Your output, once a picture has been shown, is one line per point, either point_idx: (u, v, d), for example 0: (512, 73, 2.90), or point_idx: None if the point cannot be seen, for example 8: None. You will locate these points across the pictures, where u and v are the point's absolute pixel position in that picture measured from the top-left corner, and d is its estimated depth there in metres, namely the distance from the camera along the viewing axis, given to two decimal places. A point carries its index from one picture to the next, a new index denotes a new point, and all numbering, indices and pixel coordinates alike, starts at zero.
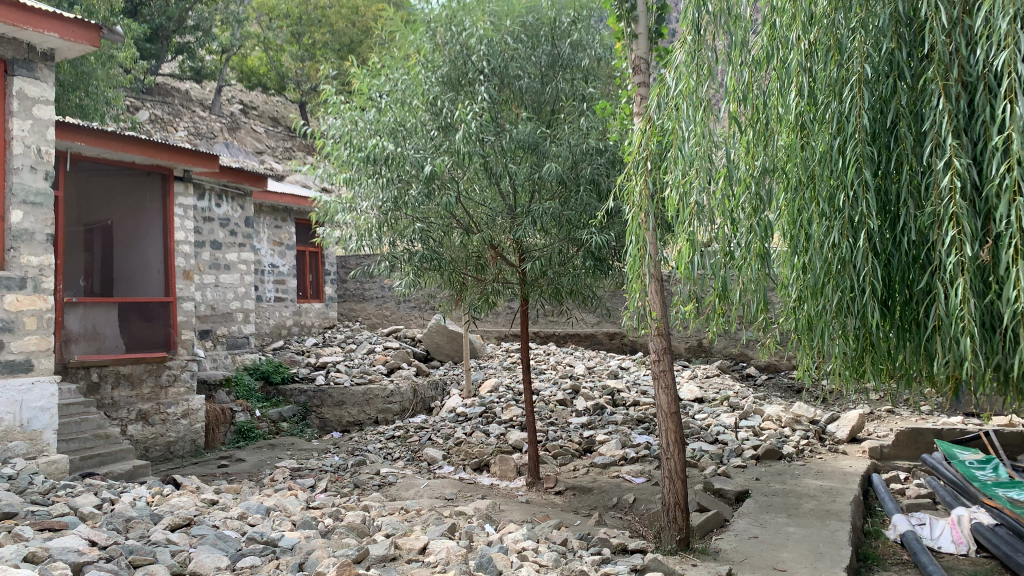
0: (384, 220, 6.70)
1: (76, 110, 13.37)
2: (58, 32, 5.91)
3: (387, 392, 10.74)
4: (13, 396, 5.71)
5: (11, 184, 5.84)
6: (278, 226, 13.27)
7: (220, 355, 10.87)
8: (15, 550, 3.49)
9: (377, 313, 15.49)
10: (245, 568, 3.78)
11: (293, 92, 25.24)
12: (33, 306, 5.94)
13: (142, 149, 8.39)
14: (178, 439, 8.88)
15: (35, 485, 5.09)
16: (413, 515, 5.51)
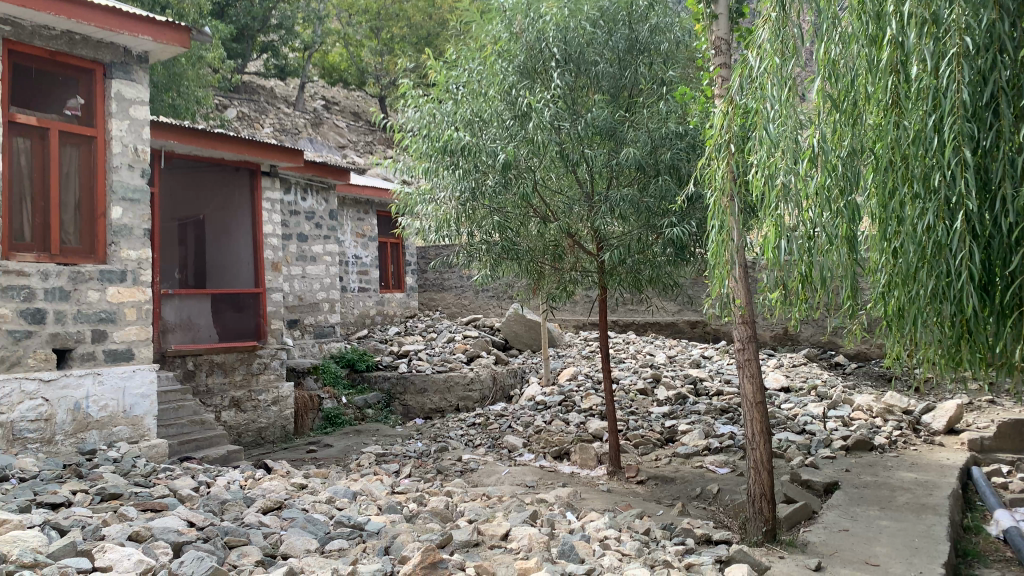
0: (462, 212, 6.73)
1: (169, 110, 13.96)
2: (152, 35, 6.14)
3: (467, 379, 10.86)
4: (117, 383, 6.02)
5: (111, 181, 6.12)
6: (360, 218, 13.52)
7: (308, 344, 11.19)
8: (121, 529, 3.68)
9: (456, 302, 15.69)
10: (334, 550, 3.89)
11: (374, 86, 25.81)
12: (133, 298, 6.24)
13: (231, 145, 8.65)
14: (269, 425, 9.18)
15: (138, 468, 5.37)
16: (494, 501, 5.57)
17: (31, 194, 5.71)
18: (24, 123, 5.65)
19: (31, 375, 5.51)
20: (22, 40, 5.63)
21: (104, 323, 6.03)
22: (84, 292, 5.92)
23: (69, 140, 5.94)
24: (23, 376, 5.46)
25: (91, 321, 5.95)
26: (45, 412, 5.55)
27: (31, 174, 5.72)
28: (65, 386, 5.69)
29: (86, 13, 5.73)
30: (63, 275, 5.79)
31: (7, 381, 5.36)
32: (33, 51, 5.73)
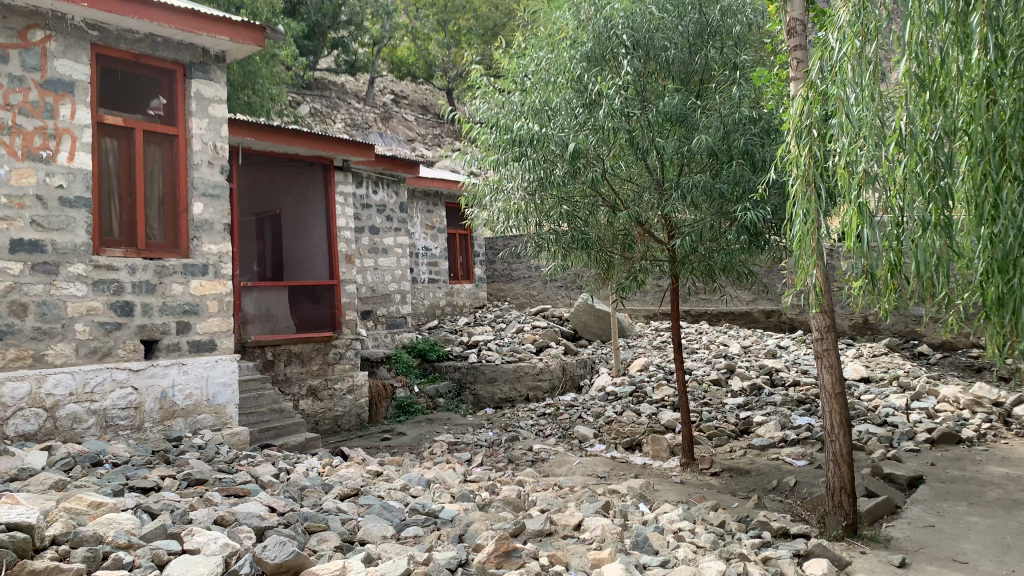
0: (531, 202, 6.79)
1: (245, 108, 14.35)
2: (229, 35, 6.31)
3: (537, 369, 10.86)
4: (201, 372, 6.25)
5: (191, 178, 6.33)
6: (430, 211, 13.65)
7: (381, 334, 11.38)
8: (207, 513, 3.82)
9: (525, 293, 15.72)
10: (409, 537, 3.96)
11: (442, 79, 26.02)
12: (215, 291, 6.44)
13: (304, 141, 8.84)
14: (345, 413, 9.40)
15: (221, 455, 5.58)
16: (567, 492, 5.58)
17: (119, 191, 5.96)
18: (112, 124, 5.90)
19: (121, 365, 5.77)
20: (109, 44, 5.87)
21: (188, 314, 6.25)
22: (169, 286, 6.14)
23: (152, 139, 6.18)
24: (114, 366, 5.72)
25: (175, 313, 6.17)
26: (134, 400, 5.81)
27: (119, 173, 5.97)
28: (152, 375, 5.94)
29: (166, 16, 5.93)
30: (148, 269, 6.01)
31: (99, 370, 5.62)
32: (119, 54, 5.96)
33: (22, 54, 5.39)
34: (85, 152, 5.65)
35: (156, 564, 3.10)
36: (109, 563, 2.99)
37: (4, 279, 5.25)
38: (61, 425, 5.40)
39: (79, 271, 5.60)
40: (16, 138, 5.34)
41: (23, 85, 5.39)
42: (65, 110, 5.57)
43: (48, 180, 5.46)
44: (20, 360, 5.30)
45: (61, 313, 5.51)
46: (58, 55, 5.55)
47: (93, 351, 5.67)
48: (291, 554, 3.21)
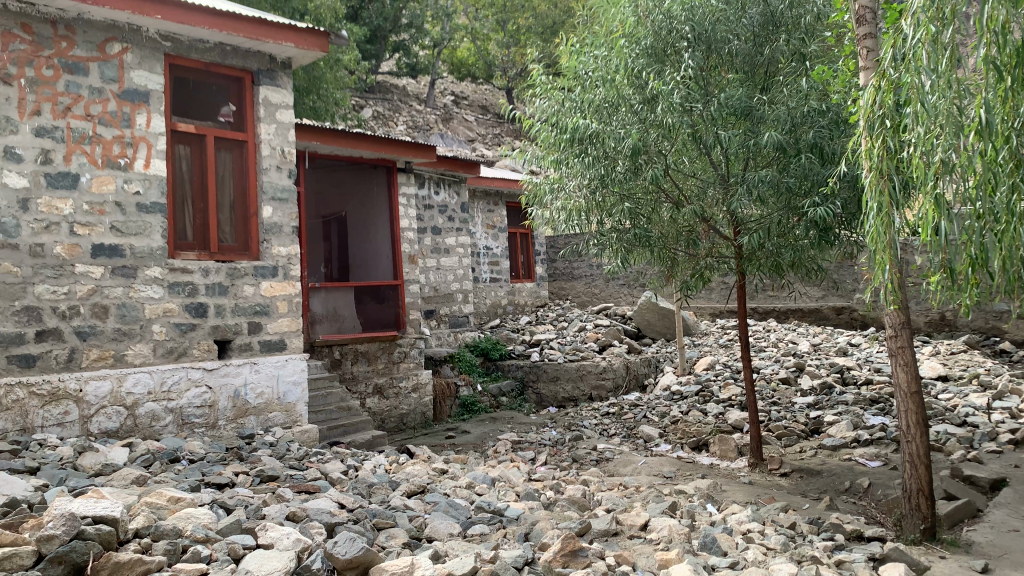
0: (592, 200, 6.76)
1: (310, 112, 14.65)
2: (294, 42, 6.44)
3: (600, 368, 10.82)
4: (272, 371, 6.42)
5: (261, 183, 6.49)
6: (491, 210, 13.70)
7: (444, 333, 11.49)
8: (279, 509, 3.91)
9: (586, 291, 15.67)
10: (475, 535, 3.99)
11: (502, 79, 26.14)
12: (284, 292, 6.60)
13: (367, 144, 8.94)
14: (410, 411, 9.52)
15: (292, 452, 5.71)
16: (632, 492, 5.53)
17: (192, 196, 6.18)
18: (184, 131, 6.12)
19: (196, 364, 5.96)
20: (181, 54, 6.06)
21: (259, 315, 6.42)
22: (240, 287, 6.31)
23: (223, 145, 6.38)
24: (189, 366, 5.91)
25: (247, 314, 6.35)
26: (209, 399, 6.01)
27: (191, 179, 6.20)
28: (226, 374, 6.12)
29: (235, 24, 6.08)
30: (221, 271, 6.19)
31: (176, 370, 5.82)
32: (191, 63, 6.16)
33: (101, 67, 5.61)
34: (160, 159, 5.86)
35: (232, 558, 3.19)
36: (189, 557, 3.09)
37: (86, 282, 5.47)
38: (141, 422, 5.62)
39: (155, 274, 5.81)
40: (96, 147, 5.56)
41: (102, 96, 5.60)
42: (141, 119, 5.78)
43: (126, 186, 5.67)
44: (102, 360, 5.51)
45: (140, 315, 5.72)
46: (133, 66, 5.76)
47: (169, 351, 5.87)
48: (361, 550, 3.25)
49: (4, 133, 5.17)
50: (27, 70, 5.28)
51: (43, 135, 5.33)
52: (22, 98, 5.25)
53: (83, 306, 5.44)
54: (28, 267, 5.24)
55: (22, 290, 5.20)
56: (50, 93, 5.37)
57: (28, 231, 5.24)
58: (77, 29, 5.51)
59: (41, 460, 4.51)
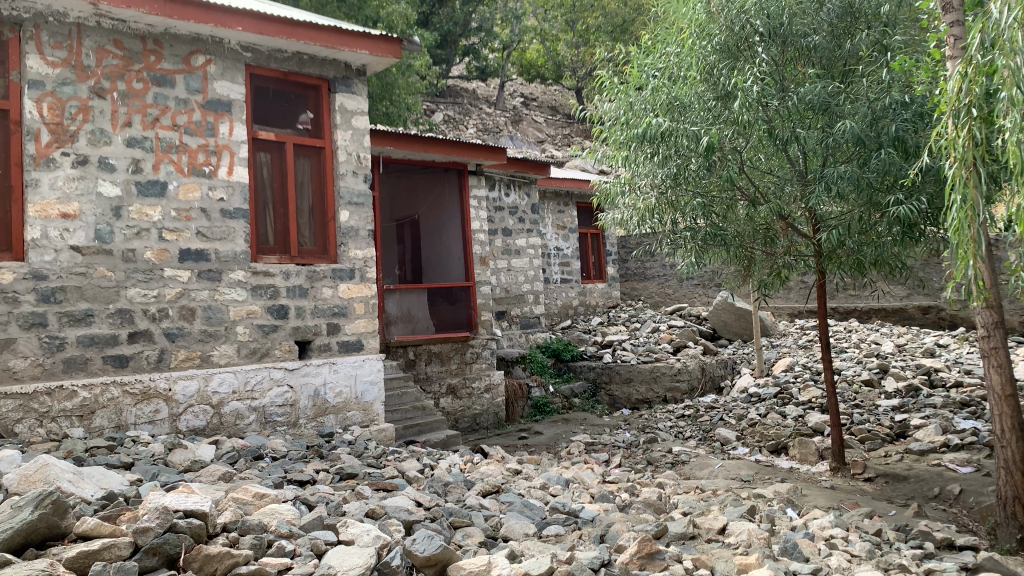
0: (664, 199, 6.73)
1: (383, 118, 14.93)
2: (368, 49, 6.57)
3: (675, 370, 10.63)
4: (350, 371, 6.58)
5: (338, 188, 6.64)
6: (561, 211, 13.70)
7: (516, 334, 11.55)
8: (359, 506, 4.00)
9: (659, 292, 15.50)
10: (551, 536, 4.00)
11: (571, 80, 26.12)
12: (362, 293, 6.74)
13: (439, 147, 9.07)
14: (483, 412, 9.62)
15: (370, 450, 5.84)
16: (709, 495, 5.46)
17: (272, 202, 6.40)
18: (265, 139, 6.33)
19: (278, 364, 6.15)
20: (261, 64, 6.26)
21: (337, 317, 6.57)
22: (319, 289, 6.47)
23: (301, 151, 6.57)
24: (271, 366, 6.11)
25: (326, 315, 6.51)
26: (290, 398, 6.20)
27: (272, 185, 6.41)
28: (306, 374, 6.30)
29: (312, 34, 6.24)
30: (301, 274, 6.36)
31: (259, 370, 6.02)
32: (271, 73, 6.35)
33: (186, 78, 5.83)
34: (241, 166, 6.07)
35: (315, 553, 3.28)
36: (274, 551, 3.19)
37: (175, 285, 5.69)
38: (226, 420, 5.84)
39: (239, 277, 6.01)
40: (182, 156, 5.79)
41: (188, 107, 5.83)
42: (224, 128, 6.00)
43: (210, 193, 5.90)
44: (190, 360, 5.73)
45: (224, 317, 5.92)
46: (217, 77, 5.98)
47: (253, 351, 6.07)
48: (439, 548, 3.31)
49: (98, 144, 5.42)
50: (118, 84, 5.52)
51: (134, 146, 5.57)
52: (115, 111, 5.50)
53: (171, 308, 5.67)
54: (122, 271, 5.47)
55: (115, 294, 5.43)
56: (139, 105, 5.60)
57: (121, 237, 5.48)
58: (164, 43, 5.75)
59: (135, 455, 4.72)
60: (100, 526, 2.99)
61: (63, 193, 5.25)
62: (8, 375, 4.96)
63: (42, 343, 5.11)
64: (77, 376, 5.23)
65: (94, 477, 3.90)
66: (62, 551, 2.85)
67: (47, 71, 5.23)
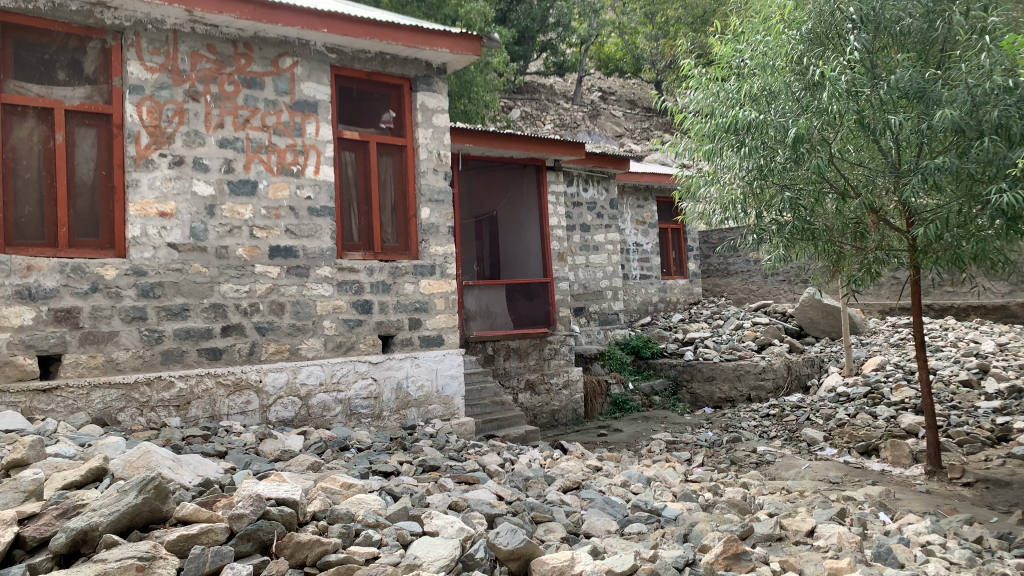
0: (749, 190, 6.57)
1: (462, 116, 15.06)
2: (449, 47, 6.63)
3: (758, 369, 10.42)
4: (431, 365, 6.68)
5: (419, 185, 6.75)
6: (641, 205, 13.52)
7: (594, 331, 11.51)
8: (442, 498, 4.05)
9: (743, 288, 15.15)
10: (633, 533, 3.97)
11: (650, 73, 25.75)
12: (442, 289, 6.82)
13: (519, 143, 9.09)
14: (561, 408, 9.63)
15: (451, 443, 5.92)
16: (796, 497, 5.32)
17: (357, 199, 6.55)
18: (350, 138, 6.49)
19: (363, 358, 6.30)
20: (345, 65, 6.40)
21: (419, 312, 6.68)
22: (401, 285, 6.58)
23: (385, 150, 6.69)
24: (356, 359, 6.26)
25: (408, 310, 6.62)
26: (374, 390, 6.35)
27: (356, 183, 6.55)
28: (389, 367, 6.43)
29: (396, 34, 6.35)
30: (384, 270, 6.48)
31: (345, 363, 6.18)
32: (354, 73, 6.49)
33: (275, 80, 6.02)
34: (327, 165, 6.24)
35: (401, 543, 3.35)
36: (361, 540, 3.26)
37: (265, 281, 5.89)
38: (313, 412, 6.01)
39: (326, 273, 6.18)
40: (272, 156, 5.98)
41: (277, 108, 6.02)
42: (310, 129, 6.17)
43: (298, 192, 6.08)
44: (279, 353, 5.93)
45: (311, 311, 6.09)
46: (303, 78, 6.15)
47: (338, 345, 6.23)
48: (522, 542, 3.34)
49: (193, 145, 5.64)
50: (211, 87, 5.74)
51: (226, 146, 5.78)
52: (208, 113, 5.72)
53: (262, 303, 5.87)
54: (215, 267, 5.69)
55: (210, 289, 5.66)
56: (231, 107, 5.81)
57: (214, 235, 5.69)
58: (254, 46, 5.94)
59: (228, 445, 4.91)
60: (199, 511, 3.12)
61: (161, 192, 5.49)
62: (111, 366, 5.22)
63: (142, 336, 5.36)
64: (174, 368, 5.46)
65: (192, 464, 4.07)
66: (163, 534, 2.99)
67: (146, 76, 5.47)
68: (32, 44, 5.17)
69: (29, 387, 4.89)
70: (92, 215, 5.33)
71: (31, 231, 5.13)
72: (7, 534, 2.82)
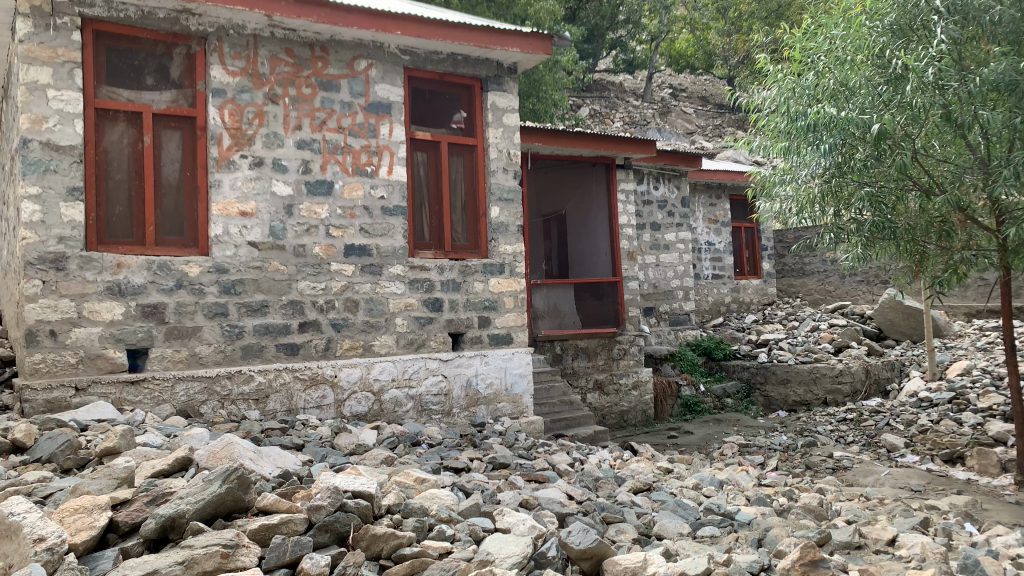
0: (827, 189, 6.41)
1: (531, 115, 15.10)
2: (520, 46, 6.64)
3: (835, 371, 10.05)
4: (500, 363, 6.72)
5: (489, 184, 6.80)
6: (713, 204, 13.30)
7: (664, 331, 11.36)
8: (513, 496, 4.08)
9: (819, 289, 14.75)
10: (706, 537, 3.92)
11: (722, 69, 25.25)
12: (511, 288, 6.85)
13: (588, 142, 9.06)
14: (630, 409, 9.57)
15: (520, 441, 5.95)
16: (876, 504, 5.15)
17: (428, 199, 6.64)
18: (422, 139, 6.59)
19: (433, 355, 6.38)
20: (418, 66, 6.49)
21: (489, 310, 6.72)
22: (471, 284, 6.64)
23: (456, 150, 6.77)
24: (427, 356, 6.35)
25: (478, 308, 6.67)
26: (444, 387, 6.43)
27: (428, 184, 6.65)
28: (459, 365, 6.50)
29: (468, 35, 6.40)
30: (454, 268, 6.55)
31: (416, 359, 6.28)
32: (427, 74, 6.57)
33: (350, 82, 6.15)
34: (400, 165, 6.34)
35: (473, 539, 3.40)
36: (435, 534, 3.32)
37: (340, 278, 6.03)
38: (386, 407, 6.13)
39: (398, 271, 6.28)
40: (348, 156, 6.11)
41: (352, 110, 6.14)
42: (384, 129, 6.28)
43: (372, 191, 6.19)
44: (353, 349, 6.06)
45: (384, 309, 6.21)
46: (378, 80, 6.27)
47: (410, 342, 6.33)
48: (594, 542, 3.34)
49: (273, 147, 5.81)
50: (290, 89, 5.90)
51: (304, 147, 5.94)
52: (287, 115, 5.88)
53: (337, 300, 6.01)
54: (293, 265, 5.85)
55: (288, 287, 5.82)
56: (308, 109, 5.96)
57: (292, 234, 5.85)
58: (330, 49, 6.08)
59: (306, 438, 5.05)
60: (279, 502, 3.21)
61: (242, 192, 5.67)
62: (194, 359, 5.43)
63: (224, 331, 5.55)
64: (254, 363, 5.64)
65: (271, 455, 4.22)
66: (246, 523, 3.09)
67: (228, 80, 5.65)
68: (122, 50, 5.40)
69: (119, 378, 5.12)
70: (177, 214, 5.55)
71: (120, 229, 5.37)
72: (102, 518, 2.98)
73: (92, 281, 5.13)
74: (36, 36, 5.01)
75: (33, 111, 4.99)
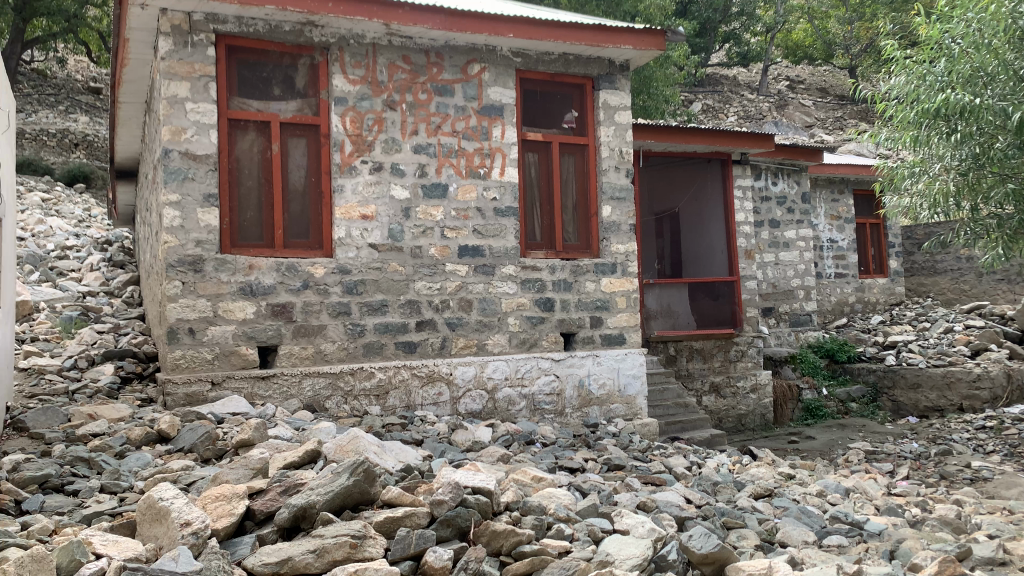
0: (964, 183, 6.05)
1: (641, 112, 14.93)
2: (632, 43, 6.60)
3: (973, 376, 9.56)
4: (612, 364, 6.69)
5: (600, 184, 6.77)
6: (835, 199, 12.75)
7: (783, 332, 10.79)
8: (630, 498, 4.05)
9: (953, 288, 13.88)
10: (833, 546, 3.78)
11: (843, 58, 24.13)
12: (623, 287, 6.80)
13: (703, 138, 8.87)
14: (748, 412, 9.32)
15: (635, 443, 5.90)
16: (1021, 519, 4.81)
17: (540, 200, 6.69)
18: (534, 140, 6.64)
19: (546, 355, 6.42)
20: (530, 68, 6.55)
21: (601, 310, 6.70)
22: (583, 284, 6.63)
23: (567, 149, 6.79)
24: (539, 356, 6.39)
25: (589, 308, 6.66)
26: (557, 387, 6.46)
27: (539, 184, 6.70)
28: (571, 364, 6.51)
29: (579, 34, 6.39)
30: (566, 268, 6.56)
31: (528, 359, 6.33)
32: (539, 75, 6.62)
33: (464, 87, 6.26)
34: (512, 166, 6.42)
35: (592, 539, 3.42)
36: (554, 533, 3.35)
37: (455, 279, 6.15)
38: (500, 405, 6.22)
39: (510, 271, 6.35)
40: (461, 159, 6.23)
41: (465, 114, 6.26)
42: (497, 132, 6.37)
43: (485, 193, 6.30)
44: (467, 348, 6.17)
45: (497, 308, 6.30)
46: (490, 83, 6.36)
47: (522, 341, 6.39)
48: (716, 546, 3.28)
49: (391, 152, 6.00)
50: (407, 96, 6.07)
51: (420, 152, 6.09)
52: (404, 121, 6.05)
53: (452, 300, 6.14)
54: (411, 266, 6.02)
55: (406, 286, 5.99)
56: (424, 114, 6.11)
57: (410, 235, 6.02)
58: (445, 55, 6.21)
59: (425, 433, 5.18)
60: (402, 496, 3.32)
61: (363, 196, 5.89)
62: (320, 356, 5.68)
63: (347, 330, 5.77)
64: (375, 360, 5.84)
65: (393, 450, 4.35)
66: (371, 515, 3.21)
67: (349, 88, 5.88)
68: (252, 63, 5.70)
69: (250, 374, 5.41)
70: (303, 217, 5.82)
71: (252, 233, 5.68)
72: (240, 505, 3.16)
73: (226, 282, 5.44)
74: (176, 53, 5.35)
75: (173, 123, 5.33)
